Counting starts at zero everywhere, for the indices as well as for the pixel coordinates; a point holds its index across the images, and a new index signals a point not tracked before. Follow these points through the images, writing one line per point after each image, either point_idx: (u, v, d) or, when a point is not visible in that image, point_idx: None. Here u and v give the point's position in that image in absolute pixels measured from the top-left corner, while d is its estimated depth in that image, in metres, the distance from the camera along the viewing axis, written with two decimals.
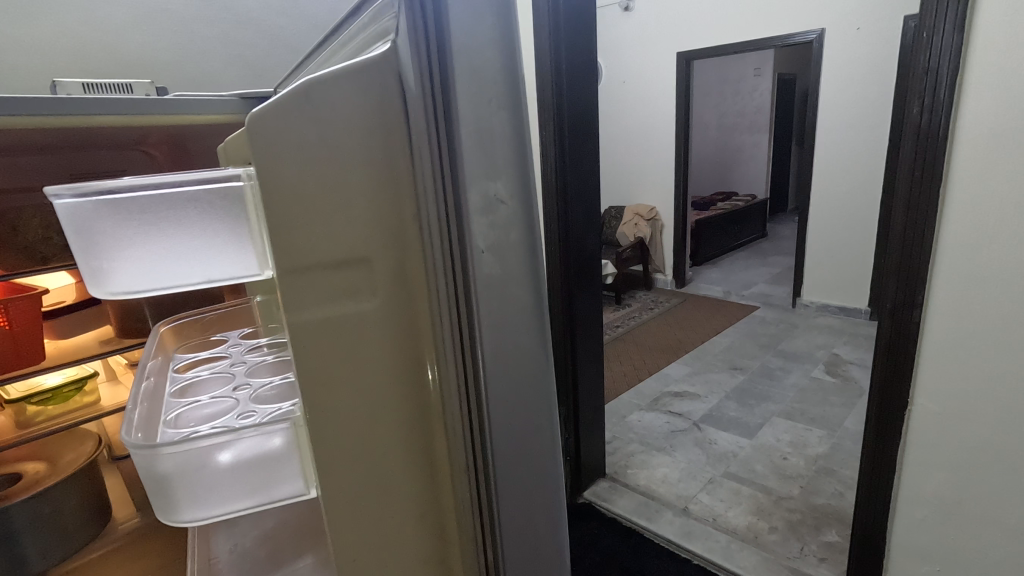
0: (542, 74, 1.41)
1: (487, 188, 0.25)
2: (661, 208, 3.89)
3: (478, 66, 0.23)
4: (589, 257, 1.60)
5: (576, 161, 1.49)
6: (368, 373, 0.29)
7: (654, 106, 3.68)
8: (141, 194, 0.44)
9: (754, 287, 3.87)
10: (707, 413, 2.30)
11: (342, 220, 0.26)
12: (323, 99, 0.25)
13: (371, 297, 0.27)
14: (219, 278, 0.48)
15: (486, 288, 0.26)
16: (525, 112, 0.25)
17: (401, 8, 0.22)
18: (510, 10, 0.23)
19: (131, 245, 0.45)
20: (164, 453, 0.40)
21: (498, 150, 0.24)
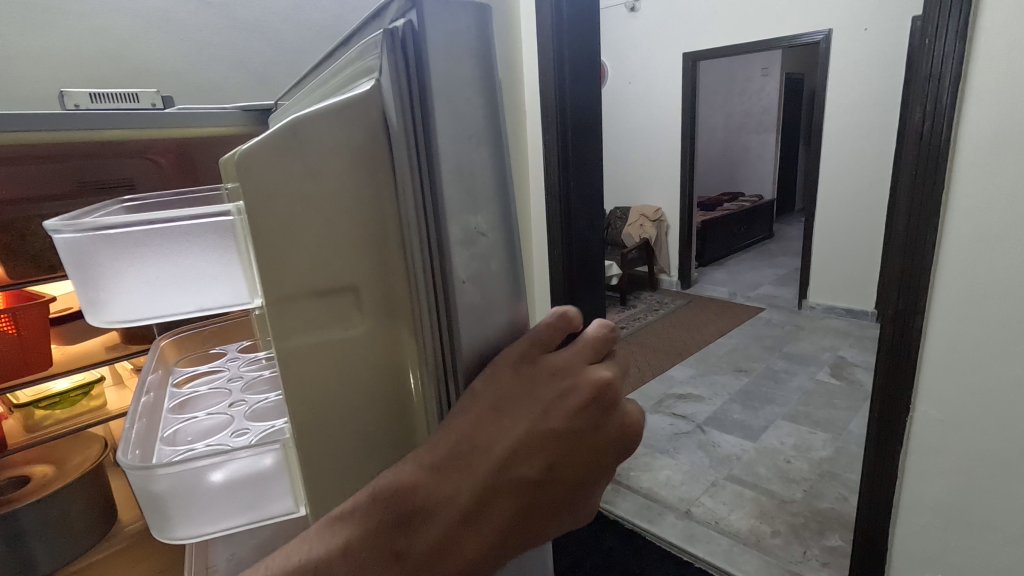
0: (545, 78, 1.42)
1: (467, 221, 0.27)
2: (666, 209, 3.89)
3: (459, 106, 0.25)
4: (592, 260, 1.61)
5: (579, 165, 1.50)
6: (356, 393, 0.31)
7: (660, 107, 3.68)
8: (136, 228, 0.45)
9: (760, 288, 3.86)
10: (711, 415, 2.30)
11: (327, 250, 0.28)
12: (308, 134, 0.26)
13: (358, 321, 0.30)
14: (211, 306, 0.49)
15: (467, 309, 0.28)
16: (503, 145, 0.28)
17: (384, 51, 0.24)
18: (489, 53, 0.26)
19: (125, 276, 0.46)
20: (159, 473, 0.41)
21: (478, 184, 0.27)
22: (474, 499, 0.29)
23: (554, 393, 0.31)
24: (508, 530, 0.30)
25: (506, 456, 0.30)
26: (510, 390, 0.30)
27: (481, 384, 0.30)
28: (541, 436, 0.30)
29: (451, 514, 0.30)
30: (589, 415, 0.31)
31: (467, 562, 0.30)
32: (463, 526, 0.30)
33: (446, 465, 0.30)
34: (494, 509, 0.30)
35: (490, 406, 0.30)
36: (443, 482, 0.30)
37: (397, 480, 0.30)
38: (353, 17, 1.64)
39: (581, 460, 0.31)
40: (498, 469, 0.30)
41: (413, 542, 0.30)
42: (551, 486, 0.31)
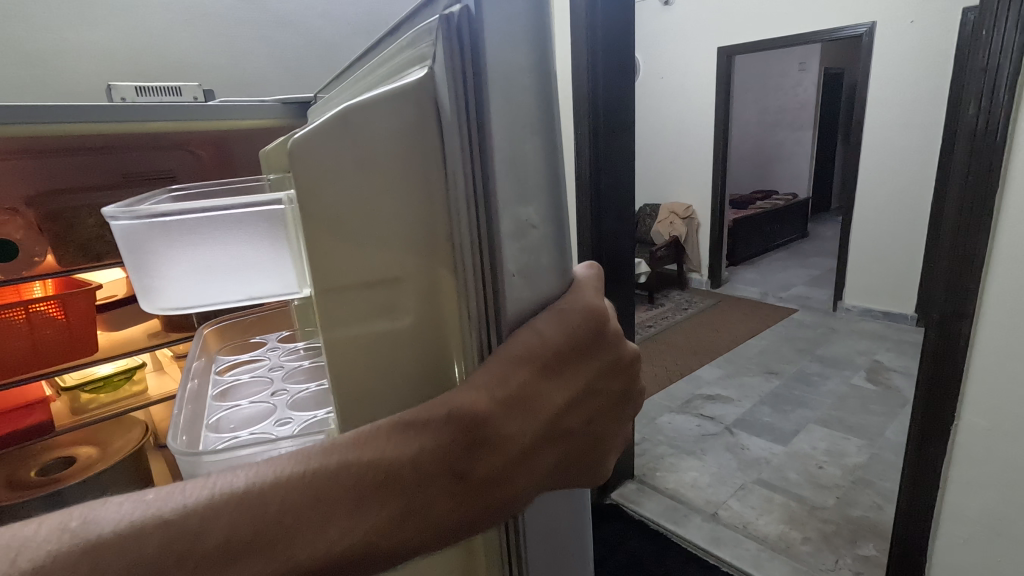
0: (577, 73, 1.41)
1: (519, 213, 0.29)
2: (697, 207, 3.83)
3: (512, 92, 0.26)
4: (622, 257, 1.59)
5: (610, 162, 1.48)
6: (402, 382, 0.33)
7: (693, 102, 3.62)
8: (189, 217, 0.46)
9: (793, 288, 3.77)
10: (740, 417, 2.26)
11: (378, 244, 0.30)
12: (370, 127, 0.27)
13: (403, 314, 0.31)
14: (260, 295, 0.50)
15: (516, 299, 0.30)
16: (552, 138, 0.30)
17: (439, 37, 0.24)
18: (542, 44, 0.27)
19: (179, 263, 0.48)
20: (206, 461, 0.42)
21: (528, 173, 0.28)
22: (536, 433, 0.32)
23: (608, 350, 0.34)
24: (551, 469, 0.33)
25: (570, 399, 0.32)
26: (578, 337, 0.32)
27: (552, 327, 0.32)
28: (593, 390, 0.34)
29: (514, 445, 0.31)
30: (629, 374, 0.36)
31: (519, 492, 0.32)
32: (519, 457, 0.31)
33: (517, 401, 0.31)
34: (550, 448, 0.32)
35: (560, 347, 0.32)
36: (512, 416, 0.31)
37: (468, 410, 0.30)
38: (389, 13, 1.66)
39: (612, 415, 0.35)
40: (562, 409, 0.32)
41: (477, 465, 0.31)
42: (590, 435, 0.34)
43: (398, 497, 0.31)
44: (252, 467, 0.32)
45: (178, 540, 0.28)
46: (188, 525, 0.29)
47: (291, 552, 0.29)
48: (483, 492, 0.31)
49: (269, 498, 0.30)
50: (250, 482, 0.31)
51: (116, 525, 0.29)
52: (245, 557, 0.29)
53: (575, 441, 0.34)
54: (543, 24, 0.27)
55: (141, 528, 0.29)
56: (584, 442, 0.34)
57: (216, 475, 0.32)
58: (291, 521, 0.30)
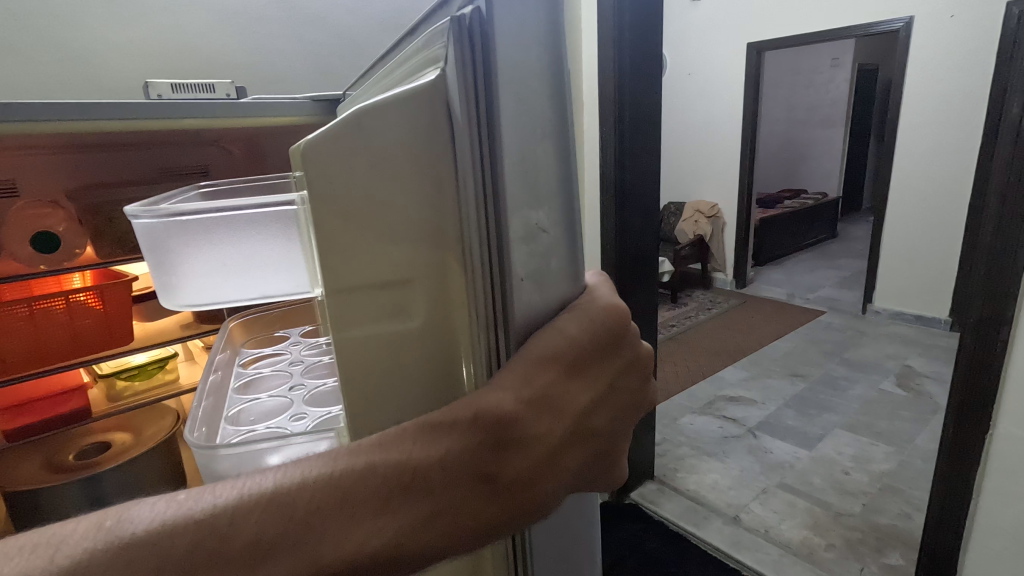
0: (603, 69, 1.40)
1: (529, 217, 0.30)
2: (723, 205, 3.77)
3: (524, 95, 0.28)
4: (644, 256, 1.58)
5: (635, 159, 1.47)
6: (409, 382, 0.34)
7: (721, 99, 3.56)
8: (203, 216, 0.47)
9: (820, 290, 3.69)
10: (763, 420, 2.23)
11: (389, 246, 0.30)
12: (380, 129, 0.28)
13: (412, 315, 0.32)
14: (273, 294, 0.51)
15: (524, 301, 0.31)
16: (560, 143, 0.31)
17: (451, 39, 0.25)
18: (553, 52, 0.29)
19: (194, 262, 0.49)
20: (221, 453, 0.43)
21: (540, 176, 0.30)
22: (563, 434, 0.33)
23: (622, 351, 0.37)
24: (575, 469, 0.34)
25: (592, 398, 0.34)
26: (596, 339, 0.35)
27: (576, 327, 0.34)
28: (611, 390, 0.36)
29: (542, 446, 0.32)
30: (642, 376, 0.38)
31: (546, 490, 0.33)
32: (545, 460, 0.33)
33: (545, 401, 0.32)
34: (575, 446, 0.34)
35: (582, 348, 0.34)
36: (540, 416, 0.32)
37: (497, 410, 0.31)
38: (416, 10, 1.67)
39: (627, 415, 0.37)
40: (586, 409, 0.34)
41: (507, 464, 0.32)
42: (610, 434, 0.36)
43: (426, 498, 0.32)
44: (279, 468, 0.33)
45: (210, 536, 0.30)
46: (217, 524, 0.30)
47: (317, 553, 0.30)
48: (513, 492, 0.32)
49: (294, 498, 0.31)
50: (278, 483, 0.32)
51: (148, 525, 0.30)
52: (271, 556, 0.30)
53: (596, 440, 0.35)
54: (556, 30, 0.29)
55: (171, 530, 0.30)
56: (603, 441, 0.36)
57: (243, 477, 0.33)
58: (317, 520, 0.31)
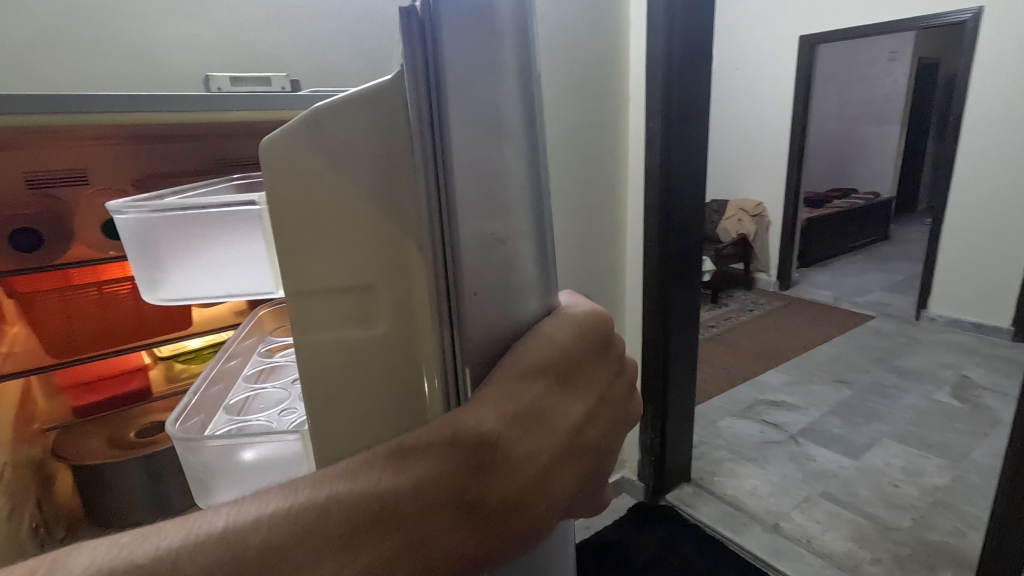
0: (651, 63, 1.38)
1: (485, 227, 0.36)
2: (768, 204, 3.67)
3: (479, 99, 0.33)
4: (687, 253, 1.55)
5: (682, 155, 1.44)
6: (370, 370, 0.41)
7: (770, 94, 3.45)
8: (170, 216, 0.55)
9: (870, 293, 3.55)
10: (806, 426, 2.16)
11: (355, 257, 0.38)
12: (341, 145, 0.35)
13: (374, 314, 0.39)
14: (237, 292, 0.58)
15: (479, 314, 0.37)
16: (518, 159, 0.37)
17: (403, 34, 0.32)
18: (512, 74, 0.35)
19: (167, 257, 0.57)
20: (206, 445, 0.53)
21: (496, 179, 0.35)
22: (551, 452, 0.39)
23: (597, 382, 0.43)
24: (552, 492, 0.39)
25: (568, 424, 0.40)
26: (570, 370, 0.41)
27: (555, 354, 0.40)
28: (586, 418, 0.42)
29: (533, 462, 0.39)
30: (615, 410, 0.44)
31: (526, 509, 0.38)
32: (531, 474, 0.38)
33: (535, 417, 0.39)
34: (554, 468, 0.39)
35: (555, 374, 0.40)
36: (529, 434, 0.38)
37: (482, 429, 0.37)
38: None
39: (603, 443, 0.43)
40: (565, 433, 0.40)
41: (491, 482, 0.37)
42: (584, 458, 0.42)
43: (417, 519, 0.36)
44: (268, 498, 0.37)
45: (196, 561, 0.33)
46: (201, 552, 0.34)
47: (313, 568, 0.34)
48: (495, 508, 0.37)
49: (286, 522, 0.35)
50: (265, 514, 0.35)
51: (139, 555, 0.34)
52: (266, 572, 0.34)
53: (571, 464, 0.41)
54: (525, 43, 0.36)
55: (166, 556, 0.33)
56: (579, 465, 0.41)
57: (225, 507, 0.37)
58: (308, 540, 0.35)
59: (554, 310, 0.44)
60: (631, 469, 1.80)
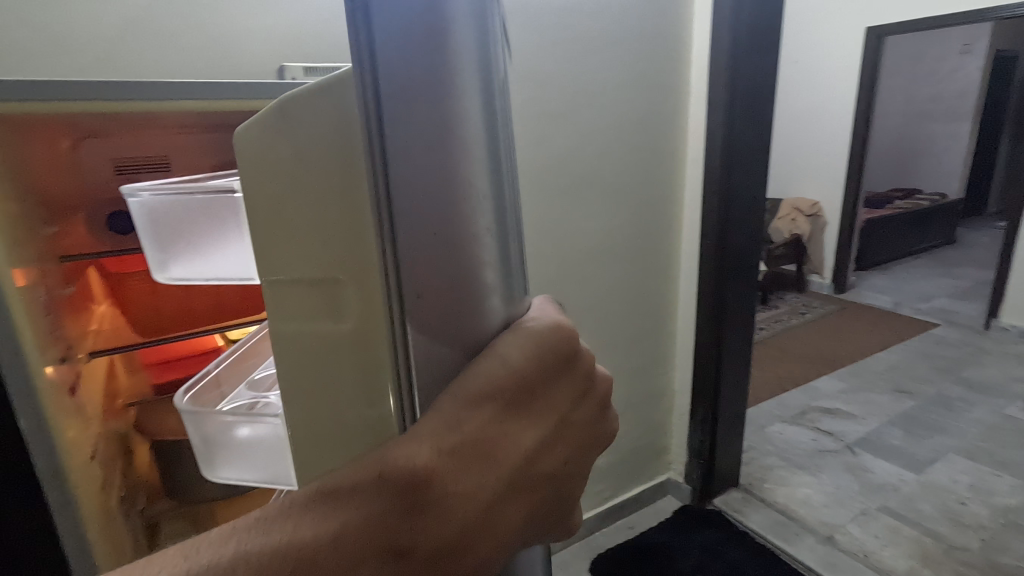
0: (716, 56, 1.33)
1: (428, 228, 0.33)
2: (824, 203, 3.53)
3: (417, 95, 0.31)
4: (746, 252, 1.50)
5: (744, 151, 1.39)
6: (337, 365, 0.42)
7: (832, 88, 3.31)
8: (166, 202, 0.61)
9: (933, 300, 3.37)
10: (863, 437, 2.07)
11: (321, 254, 0.39)
12: (301, 140, 0.37)
13: (340, 309, 0.41)
14: (222, 277, 0.64)
15: (421, 319, 0.35)
16: (473, 154, 0.33)
17: (351, 14, 0.30)
18: (468, 60, 0.32)
19: (163, 241, 0.63)
20: (207, 419, 0.67)
21: (444, 178, 0.32)
22: (494, 487, 0.36)
23: (557, 403, 0.39)
24: (498, 529, 0.37)
25: (518, 455, 0.37)
26: (522, 396, 0.37)
27: (509, 375, 0.37)
28: (542, 446, 0.39)
29: (473, 499, 0.36)
30: (578, 433, 0.41)
31: (470, 549, 0.36)
32: (472, 511, 0.36)
33: (475, 451, 0.36)
34: (500, 505, 0.37)
35: (504, 402, 0.37)
36: (467, 470, 0.36)
37: (414, 469, 0.35)
38: None
39: (562, 467, 0.40)
40: (514, 465, 0.37)
41: (424, 526, 0.35)
42: (541, 486, 0.39)
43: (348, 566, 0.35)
44: (208, 543, 0.36)
45: None
46: None
47: None
48: (431, 552, 0.36)
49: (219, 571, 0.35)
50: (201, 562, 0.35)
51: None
52: None
53: (523, 496, 0.38)
54: (481, 29, 0.32)
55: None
56: (534, 496, 0.39)
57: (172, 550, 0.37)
58: None
59: (514, 321, 0.39)
60: (677, 471, 1.76)
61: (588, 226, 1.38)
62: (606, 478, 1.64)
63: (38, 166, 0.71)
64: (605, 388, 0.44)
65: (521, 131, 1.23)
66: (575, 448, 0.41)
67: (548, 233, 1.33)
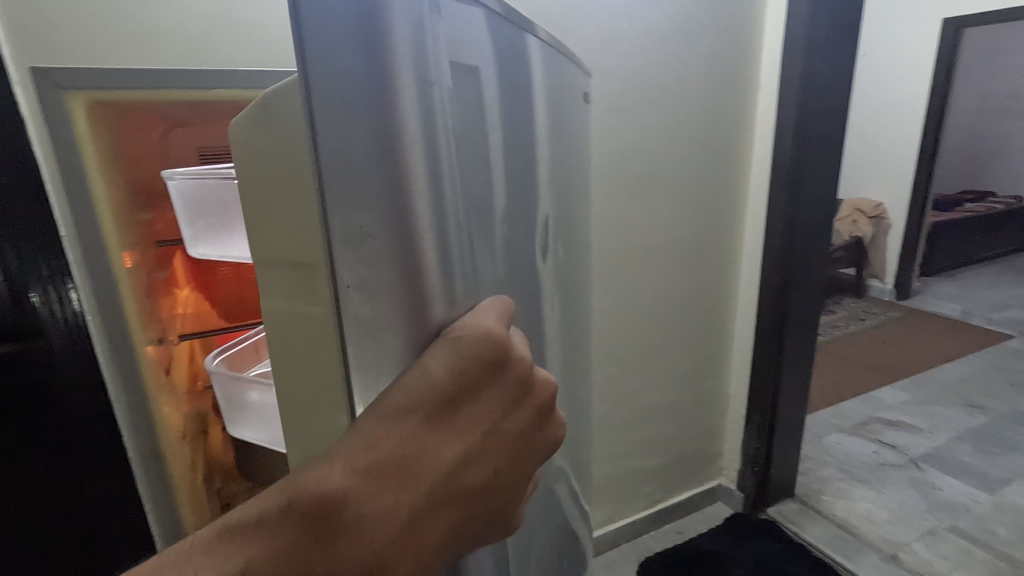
0: (790, 49, 1.28)
1: (356, 220, 0.33)
2: (889, 205, 3.36)
3: (344, 82, 0.30)
4: (812, 254, 1.44)
5: (816, 148, 1.33)
6: (311, 333, 0.51)
7: (902, 85, 3.15)
8: (190, 185, 0.71)
9: (1007, 310, 3.16)
10: (929, 452, 1.96)
11: (299, 240, 0.48)
12: (278, 140, 0.46)
13: (312, 288, 0.49)
14: (230, 253, 0.74)
15: (353, 310, 0.35)
16: (406, 148, 0.32)
17: None
18: (400, 47, 0.31)
19: (190, 217, 0.73)
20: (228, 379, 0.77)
21: (370, 171, 0.32)
22: (414, 500, 0.37)
23: (484, 410, 0.40)
24: (424, 537, 0.38)
25: (442, 464, 0.38)
26: (448, 407, 0.37)
27: (434, 386, 0.36)
28: (468, 455, 0.39)
29: (395, 513, 0.36)
30: (508, 439, 0.41)
31: (395, 563, 0.36)
32: (394, 528, 0.36)
33: (396, 466, 0.36)
34: (423, 514, 0.37)
35: (427, 413, 0.37)
36: (386, 484, 0.36)
37: (332, 487, 0.35)
38: None
39: (490, 473, 0.41)
40: (440, 472, 0.38)
41: (343, 548, 0.35)
42: (469, 493, 0.39)
43: None
44: None
45: None
46: None
47: None
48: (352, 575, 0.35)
49: None
50: None
51: None
52: None
53: (450, 504, 0.39)
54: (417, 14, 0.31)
55: None
56: (463, 502, 0.39)
57: None
58: None
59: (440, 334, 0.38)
60: (729, 477, 1.71)
61: (647, 223, 1.35)
62: (655, 481, 1.60)
63: (140, 154, 0.82)
64: (541, 395, 0.44)
65: (599, 124, 1.22)
66: (507, 452, 0.41)
67: (607, 230, 1.30)
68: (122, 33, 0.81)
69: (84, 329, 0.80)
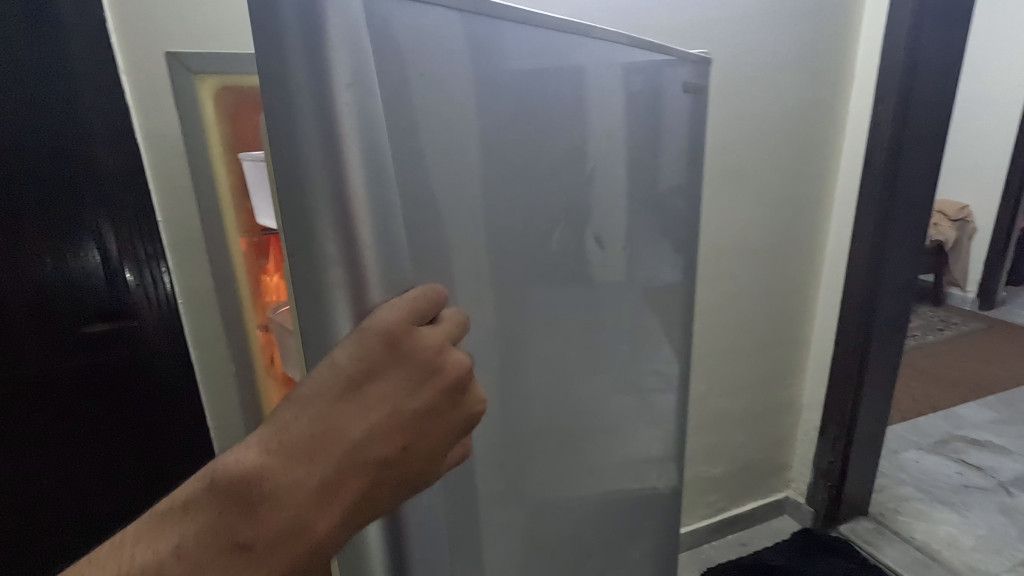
0: (893, 38, 1.18)
1: (301, 199, 0.34)
2: (977, 208, 3.13)
3: (286, 66, 0.32)
4: (904, 259, 1.35)
5: (916, 145, 1.24)
6: None
7: (999, 78, 2.92)
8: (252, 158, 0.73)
9: None
10: (1020, 476, 1.81)
11: None
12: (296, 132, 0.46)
13: None
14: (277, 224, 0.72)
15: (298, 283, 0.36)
16: (343, 129, 0.33)
17: None
18: (335, 31, 0.32)
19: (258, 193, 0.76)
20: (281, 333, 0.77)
21: (307, 148, 0.33)
22: (332, 471, 0.36)
23: (407, 382, 0.39)
24: (347, 508, 0.37)
25: (359, 435, 0.37)
26: (366, 379, 0.37)
27: (347, 360, 0.36)
28: (388, 425, 0.38)
29: (291, 499, 0.35)
30: (431, 409, 0.40)
31: (317, 534, 0.36)
32: (291, 514, 0.35)
33: (312, 440, 0.36)
34: (344, 485, 0.37)
35: (343, 387, 0.36)
36: (302, 457, 0.35)
37: (244, 467, 0.34)
38: None
39: (417, 444, 0.40)
40: (358, 443, 0.37)
41: (262, 525, 0.34)
42: (394, 465, 0.39)
43: None
44: None
45: None
46: None
47: None
48: (275, 549, 0.34)
49: None
50: None
51: None
52: None
53: (376, 476, 0.38)
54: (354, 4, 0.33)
55: None
56: (391, 473, 0.39)
57: None
58: None
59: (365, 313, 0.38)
60: (798, 490, 1.63)
61: (731, 222, 1.30)
62: (719, 489, 1.54)
63: (241, 139, 0.86)
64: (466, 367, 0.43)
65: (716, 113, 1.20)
66: (433, 423, 0.41)
67: (709, 233, 1.28)
68: (219, 22, 0.84)
69: (175, 307, 0.89)
